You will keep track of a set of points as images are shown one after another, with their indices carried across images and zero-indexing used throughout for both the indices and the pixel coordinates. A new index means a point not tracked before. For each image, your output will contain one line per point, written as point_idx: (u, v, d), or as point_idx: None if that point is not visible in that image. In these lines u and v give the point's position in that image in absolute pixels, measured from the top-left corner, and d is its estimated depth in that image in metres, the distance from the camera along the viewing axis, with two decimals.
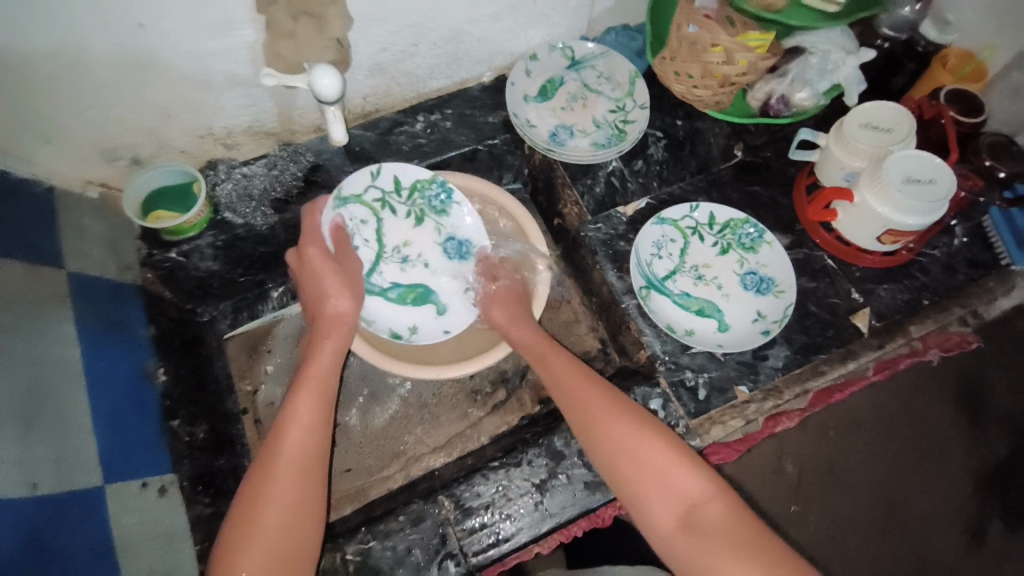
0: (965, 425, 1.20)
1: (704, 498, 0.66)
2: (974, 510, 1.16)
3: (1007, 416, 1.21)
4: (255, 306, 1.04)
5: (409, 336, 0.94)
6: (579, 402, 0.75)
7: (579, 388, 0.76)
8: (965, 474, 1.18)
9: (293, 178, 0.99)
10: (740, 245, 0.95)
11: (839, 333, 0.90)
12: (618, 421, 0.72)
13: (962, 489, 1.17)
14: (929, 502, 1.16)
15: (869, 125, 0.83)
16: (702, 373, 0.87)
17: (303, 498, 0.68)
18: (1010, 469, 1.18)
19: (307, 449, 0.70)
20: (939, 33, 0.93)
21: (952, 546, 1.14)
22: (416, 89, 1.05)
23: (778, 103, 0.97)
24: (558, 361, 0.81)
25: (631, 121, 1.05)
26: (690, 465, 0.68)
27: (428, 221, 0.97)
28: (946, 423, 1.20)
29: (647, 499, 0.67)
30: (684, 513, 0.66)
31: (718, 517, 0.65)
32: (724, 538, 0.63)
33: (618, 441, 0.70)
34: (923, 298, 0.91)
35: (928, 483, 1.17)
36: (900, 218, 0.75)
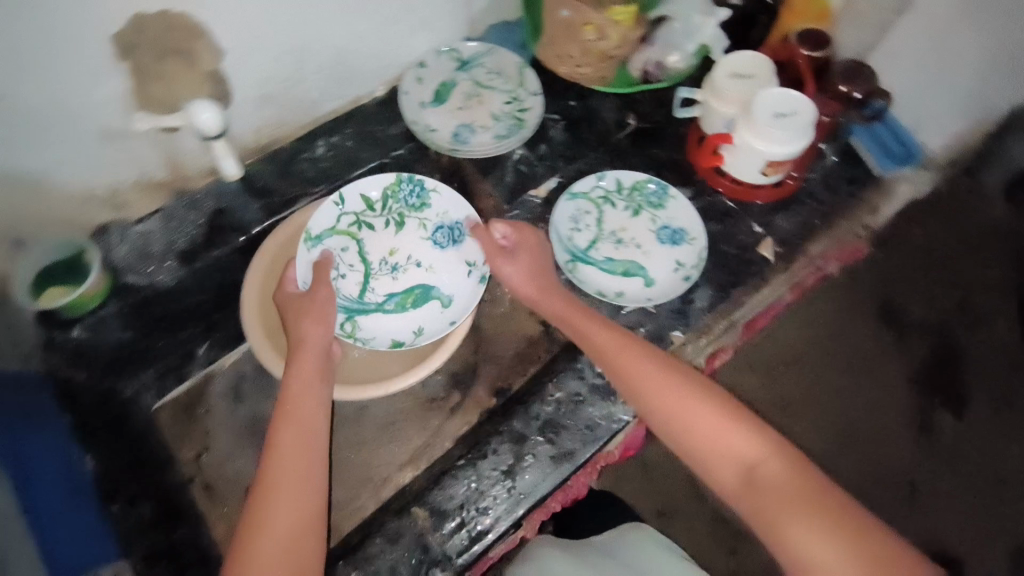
0: (890, 335, 1.27)
1: (761, 458, 0.68)
2: (916, 407, 1.24)
3: (928, 320, 1.28)
4: (183, 368, 0.98)
5: (415, 339, 0.93)
6: (626, 370, 0.77)
7: (624, 357, 0.78)
8: (902, 378, 1.25)
9: (195, 228, 0.94)
10: (650, 204, 1.01)
11: (750, 265, 0.97)
12: (665, 386, 0.74)
13: (901, 395, 1.25)
14: (871, 414, 1.24)
15: (736, 73, 0.90)
16: (639, 328, 0.92)
17: (296, 527, 0.67)
18: (939, 365, 1.26)
19: (299, 480, 0.70)
20: None
21: (903, 448, 1.22)
22: (310, 113, 1.03)
23: (654, 70, 1.01)
24: (599, 328, 0.81)
25: (529, 109, 1.07)
26: (743, 425, 0.70)
27: (410, 220, 0.98)
28: (873, 341, 1.27)
29: (709, 462, 0.69)
30: (744, 473, 0.68)
31: (775, 471, 0.66)
32: (789, 494, 0.64)
33: (663, 403, 0.73)
34: (814, 219, 1.01)
35: (867, 399, 1.24)
36: (775, 150, 0.83)
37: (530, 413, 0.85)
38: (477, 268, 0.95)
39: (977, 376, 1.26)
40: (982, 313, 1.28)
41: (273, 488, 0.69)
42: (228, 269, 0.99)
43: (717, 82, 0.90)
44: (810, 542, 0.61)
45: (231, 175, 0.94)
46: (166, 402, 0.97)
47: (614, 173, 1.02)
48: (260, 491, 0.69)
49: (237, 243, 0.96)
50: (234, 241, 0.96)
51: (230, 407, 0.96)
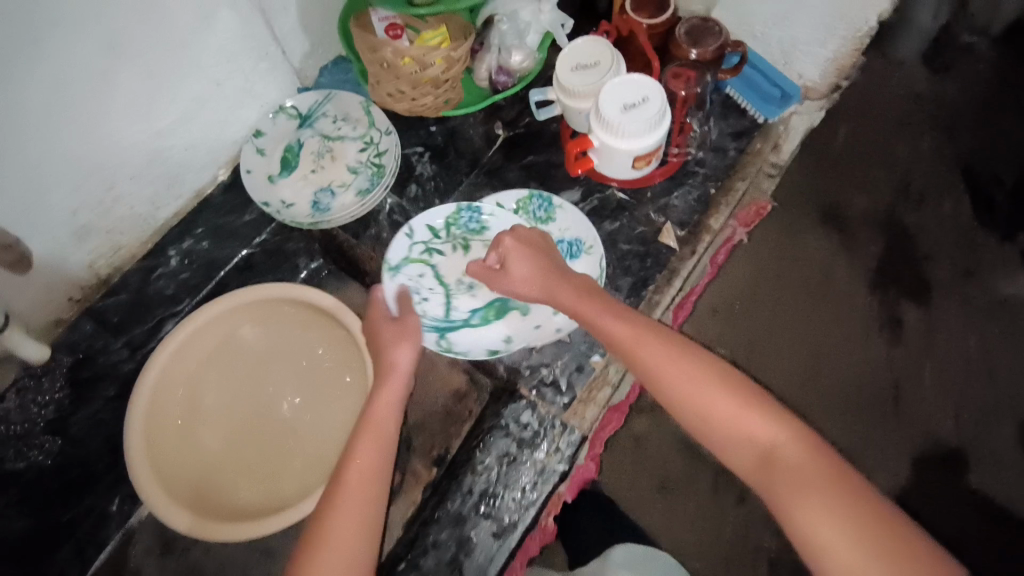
0: (837, 236, 1.09)
1: (780, 446, 0.59)
2: (879, 305, 1.06)
3: (875, 214, 1.09)
4: (98, 536, 0.88)
5: (507, 347, 0.85)
6: (640, 353, 0.68)
7: (629, 335, 0.69)
8: (859, 279, 1.07)
9: (57, 390, 0.85)
10: (536, 221, 0.92)
11: (656, 259, 0.90)
12: (677, 365, 0.65)
13: (864, 299, 1.06)
14: (836, 329, 1.05)
15: (579, 65, 0.82)
16: (556, 364, 0.85)
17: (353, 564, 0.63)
18: (899, 256, 1.07)
19: (362, 515, 0.66)
20: None
21: (876, 356, 1.03)
22: (148, 226, 0.92)
23: (500, 76, 0.91)
24: (609, 312, 0.72)
25: (386, 152, 0.97)
26: (765, 410, 0.61)
27: (474, 244, 0.91)
28: (822, 249, 1.08)
29: (724, 446, 0.62)
30: (762, 460, 0.60)
31: (803, 460, 0.58)
32: (812, 479, 0.56)
33: (683, 384, 0.64)
34: (709, 189, 0.94)
35: (834, 312, 1.06)
36: (637, 144, 0.76)
37: (462, 489, 0.80)
38: None
39: (937, 254, 1.07)
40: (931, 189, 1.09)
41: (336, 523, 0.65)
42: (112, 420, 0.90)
43: (563, 79, 0.81)
44: (842, 534, 0.53)
45: (40, 359, 0.83)
46: (95, 570, 0.88)
47: (481, 206, 0.91)
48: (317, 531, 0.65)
49: (106, 392, 0.88)
50: (105, 390, 0.88)
51: (157, 561, 0.89)
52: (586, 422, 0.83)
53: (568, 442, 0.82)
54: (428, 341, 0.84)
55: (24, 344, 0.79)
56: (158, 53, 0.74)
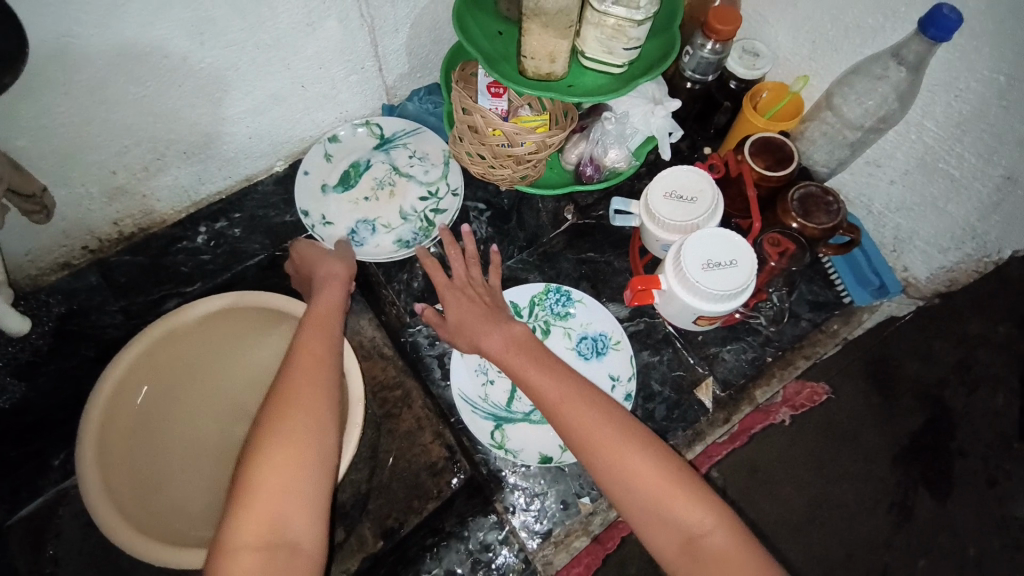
0: (879, 399, 0.92)
1: (705, 530, 0.58)
2: (897, 483, 0.88)
3: (926, 383, 0.92)
4: (35, 482, 0.85)
5: (561, 455, 0.78)
6: (569, 416, 0.65)
7: (564, 398, 0.67)
8: (885, 445, 0.90)
9: (40, 337, 0.82)
10: (558, 321, 0.86)
11: (685, 412, 0.82)
12: (607, 434, 0.63)
13: (883, 471, 0.89)
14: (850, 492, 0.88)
15: (673, 194, 0.75)
16: (544, 495, 0.79)
17: (314, 405, 0.63)
18: (938, 444, 0.89)
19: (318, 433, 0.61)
20: (745, 69, 0.85)
21: (876, 535, 0.86)
22: (187, 198, 0.89)
23: (588, 167, 0.85)
24: (537, 367, 0.71)
25: (444, 211, 0.92)
26: (695, 493, 0.60)
27: (555, 329, 0.86)
28: (858, 405, 0.92)
29: (646, 528, 0.60)
30: (683, 544, 0.58)
31: (724, 547, 0.57)
32: (730, 571, 0.55)
33: (608, 449, 0.62)
34: (767, 355, 0.86)
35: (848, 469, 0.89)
36: (709, 306, 0.68)
37: None
38: (622, 384, 0.82)
39: (974, 453, 0.88)
40: (993, 376, 0.93)
41: (279, 436, 0.60)
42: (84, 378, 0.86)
43: (652, 202, 0.75)
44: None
45: (18, 333, 0.80)
46: (17, 520, 0.84)
47: (571, 291, 0.87)
48: (251, 459, 0.59)
49: (87, 353, 0.85)
50: (85, 351, 0.85)
51: (83, 528, 0.85)
52: (552, 569, 0.79)
53: None
54: (483, 431, 0.79)
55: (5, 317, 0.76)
56: (243, 45, 0.72)
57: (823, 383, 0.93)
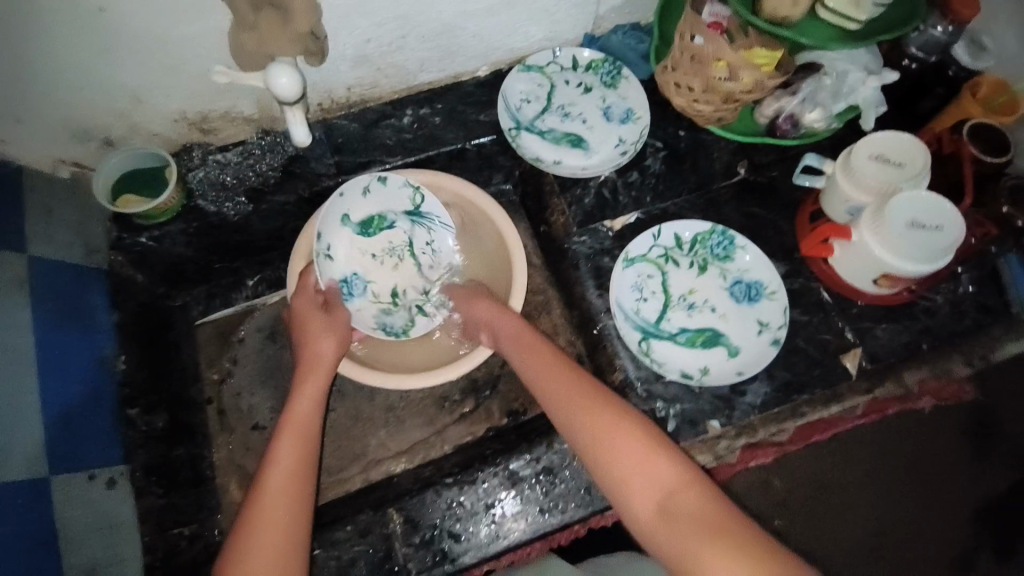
0: (972, 451, 1.04)
1: (680, 486, 0.62)
2: (967, 539, 1.02)
3: (1016, 454, 1.04)
4: (229, 294, 1.04)
5: (700, 377, 0.84)
6: (553, 390, 0.73)
7: (554, 373, 0.74)
8: (965, 501, 1.03)
9: (270, 170, 0.95)
10: (715, 259, 0.91)
11: (825, 373, 0.85)
12: (587, 401, 0.70)
13: (959, 518, 1.02)
14: (920, 529, 1.02)
15: (880, 156, 0.78)
16: (673, 405, 0.83)
17: (297, 457, 0.69)
18: (1013, 510, 1.02)
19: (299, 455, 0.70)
20: (972, 60, 0.88)
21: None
22: (406, 82, 0.99)
23: (785, 123, 0.90)
24: (533, 348, 0.79)
25: (427, 317, 0.95)
26: (669, 455, 0.64)
27: (711, 269, 0.91)
28: (948, 451, 1.04)
29: (625, 485, 0.63)
30: (661, 498, 0.62)
31: (694, 504, 0.60)
32: (697, 524, 0.58)
33: (587, 427, 0.68)
34: (922, 343, 0.87)
35: (916, 518, 1.02)
36: (901, 263, 0.72)
37: (533, 454, 0.80)
38: (770, 329, 0.86)
39: None
40: None
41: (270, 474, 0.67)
42: (291, 215, 1.00)
43: (857, 160, 0.79)
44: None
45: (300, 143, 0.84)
46: (209, 320, 1.03)
47: (735, 237, 0.91)
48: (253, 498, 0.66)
49: (304, 193, 0.97)
50: (300, 190, 0.96)
51: (263, 339, 1.02)
52: None
53: None
54: (631, 338, 0.85)
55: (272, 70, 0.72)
56: None
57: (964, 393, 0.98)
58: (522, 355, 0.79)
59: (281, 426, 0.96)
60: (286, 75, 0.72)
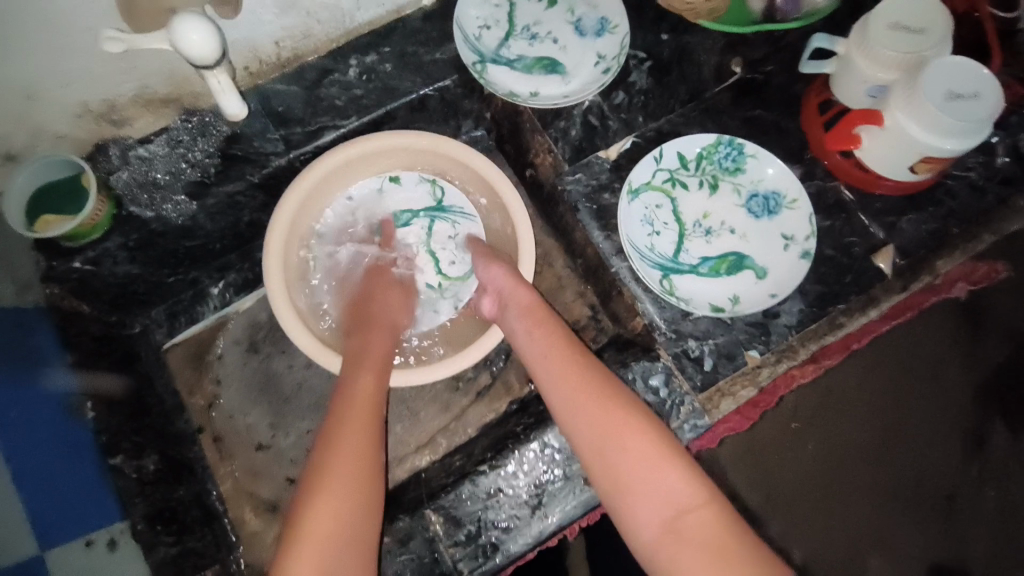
0: (961, 334, 1.00)
1: (694, 505, 0.56)
2: (974, 417, 0.99)
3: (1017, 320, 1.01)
4: (194, 309, 0.91)
5: (731, 307, 0.77)
6: (557, 378, 0.66)
7: (559, 357, 0.68)
8: (965, 382, 1.00)
9: (206, 155, 0.80)
10: (725, 173, 0.82)
11: (858, 277, 0.79)
12: (596, 394, 0.64)
13: (960, 399, 1.00)
14: (926, 419, 0.99)
15: (898, 25, 0.69)
16: (706, 341, 0.77)
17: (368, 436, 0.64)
18: (1013, 377, 0.99)
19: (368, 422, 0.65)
20: None
21: (951, 461, 0.98)
22: (342, 25, 0.84)
23: (786, 2, 0.82)
24: (538, 325, 0.71)
25: (436, 313, 0.87)
26: (682, 468, 0.59)
27: (723, 185, 0.82)
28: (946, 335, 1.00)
29: (632, 500, 0.58)
30: (669, 517, 0.56)
31: (703, 527, 0.55)
32: (706, 553, 0.53)
33: (598, 425, 0.62)
34: (952, 227, 0.81)
35: (927, 399, 0.99)
36: (941, 143, 0.65)
37: None
38: (797, 242, 0.78)
39: None
40: None
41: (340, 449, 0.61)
42: (241, 207, 0.86)
43: (873, 36, 0.69)
44: None
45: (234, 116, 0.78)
46: (178, 342, 0.91)
47: (744, 145, 0.81)
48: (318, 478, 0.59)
49: (252, 176, 0.83)
50: (249, 175, 0.83)
51: (243, 353, 0.91)
52: (719, 414, 0.75)
53: (692, 425, 0.75)
54: (652, 279, 0.77)
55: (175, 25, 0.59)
56: None
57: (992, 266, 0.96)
58: (530, 334, 0.71)
59: (286, 442, 0.88)
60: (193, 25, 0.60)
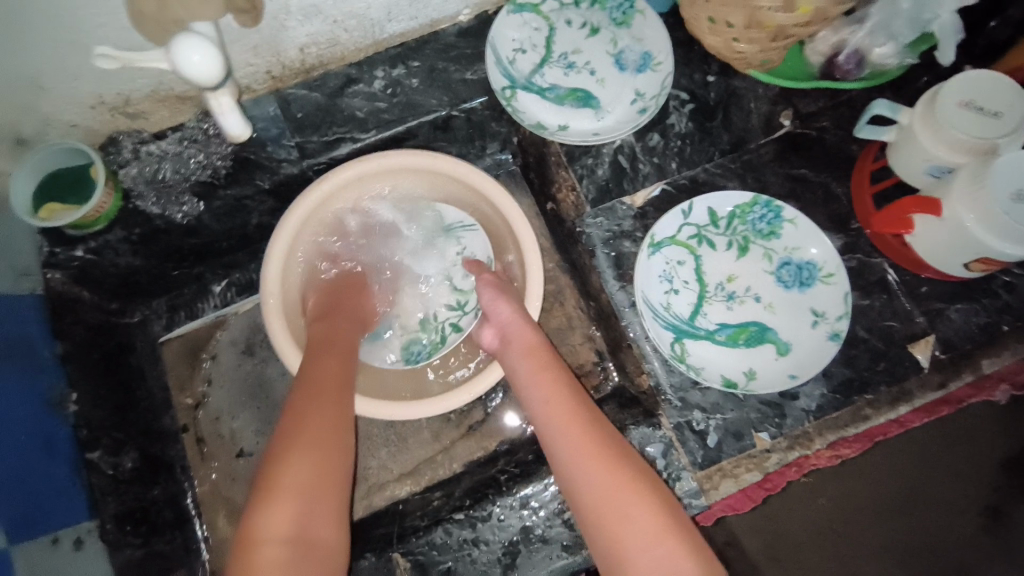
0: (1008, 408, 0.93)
1: None
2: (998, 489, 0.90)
3: None
4: (195, 305, 0.90)
5: (745, 383, 0.71)
6: (558, 433, 0.61)
7: (561, 408, 0.63)
8: (997, 451, 0.91)
9: (218, 158, 0.78)
10: (757, 235, 0.76)
11: (891, 367, 0.72)
12: (598, 451, 0.59)
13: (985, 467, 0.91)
14: (942, 487, 0.90)
15: (972, 104, 0.62)
16: (714, 415, 0.71)
17: (337, 409, 0.62)
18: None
19: (337, 396, 0.63)
20: None
21: (965, 536, 0.89)
22: (371, 35, 0.81)
23: (849, 61, 0.75)
24: (545, 371, 0.67)
25: (461, 334, 0.83)
26: (693, 545, 0.54)
27: (754, 248, 0.76)
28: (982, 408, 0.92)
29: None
30: None
31: None
32: None
33: (604, 481, 0.57)
34: (1002, 323, 0.73)
35: (947, 466, 0.91)
36: (996, 244, 0.59)
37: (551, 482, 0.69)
38: (826, 320, 0.72)
39: None
40: None
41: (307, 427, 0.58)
42: (250, 210, 0.85)
43: (943, 111, 0.62)
44: None
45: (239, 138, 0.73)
46: (172, 337, 0.89)
47: (783, 208, 0.75)
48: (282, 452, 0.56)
49: (261, 182, 0.81)
50: (259, 181, 0.81)
51: (237, 357, 0.90)
52: (717, 496, 0.70)
53: (687, 505, 0.70)
54: (664, 341, 0.72)
55: (174, 46, 0.57)
56: None
57: None
58: (533, 376, 0.67)
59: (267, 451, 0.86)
60: (195, 46, 0.57)
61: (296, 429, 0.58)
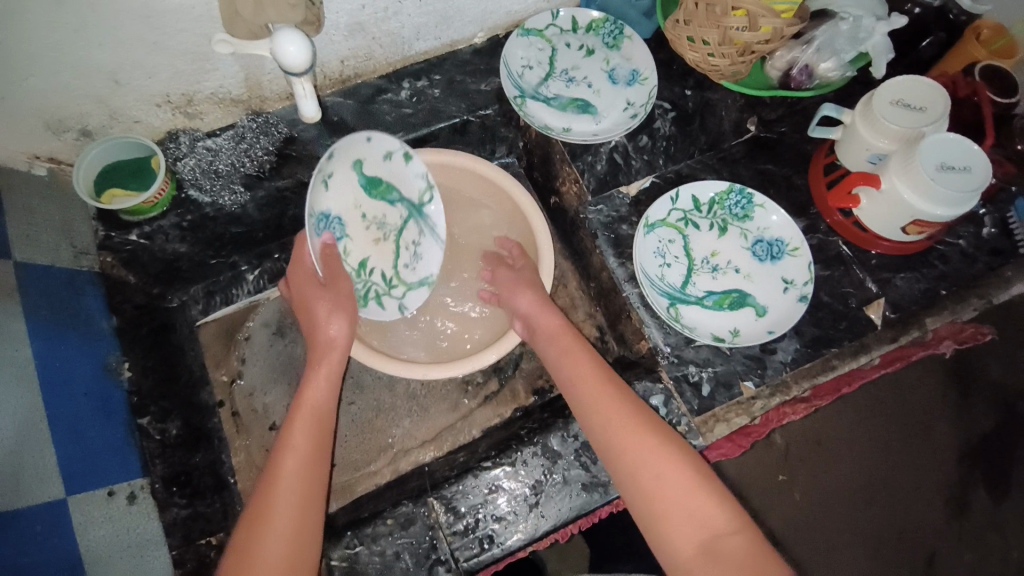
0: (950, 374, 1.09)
1: (727, 531, 0.61)
2: (957, 481, 1.06)
3: (1000, 391, 1.08)
4: (229, 291, 0.97)
5: (732, 339, 0.83)
6: (591, 408, 0.71)
7: (588, 382, 0.73)
8: (952, 446, 1.06)
9: (264, 153, 0.89)
10: (734, 218, 0.89)
11: (851, 325, 0.85)
12: (625, 420, 0.69)
13: (943, 460, 1.06)
14: (910, 481, 1.05)
15: (900, 102, 0.78)
16: (706, 368, 0.82)
17: (309, 483, 0.65)
18: (999, 446, 1.06)
19: (311, 470, 0.66)
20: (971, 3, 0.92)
21: (933, 522, 1.04)
22: (400, 52, 0.94)
23: (800, 74, 0.91)
24: (574, 351, 0.77)
25: (376, 308, 0.84)
26: (715, 494, 0.63)
27: (732, 229, 0.89)
28: (934, 400, 1.08)
29: (668, 522, 0.62)
30: (705, 539, 0.61)
31: (742, 553, 0.59)
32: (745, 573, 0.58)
33: (633, 443, 0.67)
34: (940, 288, 0.87)
35: (912, 459, 1.06)
36: (930, 208, 0.74)
37: (570, 430, 0.78)
38: (796, 286, 0.85)
39: None
40: None
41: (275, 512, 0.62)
42: (288, 202, 0.94)
43: (878, 108, 0.78)
44: None
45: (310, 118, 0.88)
46: (209, 321, 0.96)
47: (754, 195, 0.88)
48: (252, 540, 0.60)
49: (303, 175, 0.91)
50: (299, 173, 0.90)
51: (270, 337, 0.97)
52: (713, 437, 0.81)
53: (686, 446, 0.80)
54: (660, 305, 0.83)
55: (278, 36, 0.69)
56: None
57: (985, 330, 1.04)
58: (560, 356, 0.77)
59: None
60: (294, 39, 0.69)
61: (265, 513, 0.61)
